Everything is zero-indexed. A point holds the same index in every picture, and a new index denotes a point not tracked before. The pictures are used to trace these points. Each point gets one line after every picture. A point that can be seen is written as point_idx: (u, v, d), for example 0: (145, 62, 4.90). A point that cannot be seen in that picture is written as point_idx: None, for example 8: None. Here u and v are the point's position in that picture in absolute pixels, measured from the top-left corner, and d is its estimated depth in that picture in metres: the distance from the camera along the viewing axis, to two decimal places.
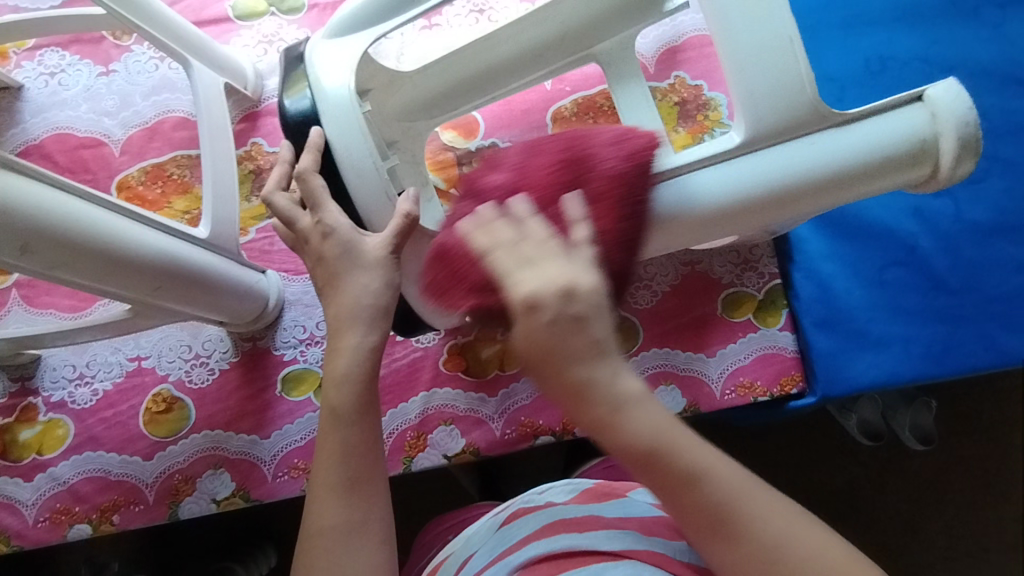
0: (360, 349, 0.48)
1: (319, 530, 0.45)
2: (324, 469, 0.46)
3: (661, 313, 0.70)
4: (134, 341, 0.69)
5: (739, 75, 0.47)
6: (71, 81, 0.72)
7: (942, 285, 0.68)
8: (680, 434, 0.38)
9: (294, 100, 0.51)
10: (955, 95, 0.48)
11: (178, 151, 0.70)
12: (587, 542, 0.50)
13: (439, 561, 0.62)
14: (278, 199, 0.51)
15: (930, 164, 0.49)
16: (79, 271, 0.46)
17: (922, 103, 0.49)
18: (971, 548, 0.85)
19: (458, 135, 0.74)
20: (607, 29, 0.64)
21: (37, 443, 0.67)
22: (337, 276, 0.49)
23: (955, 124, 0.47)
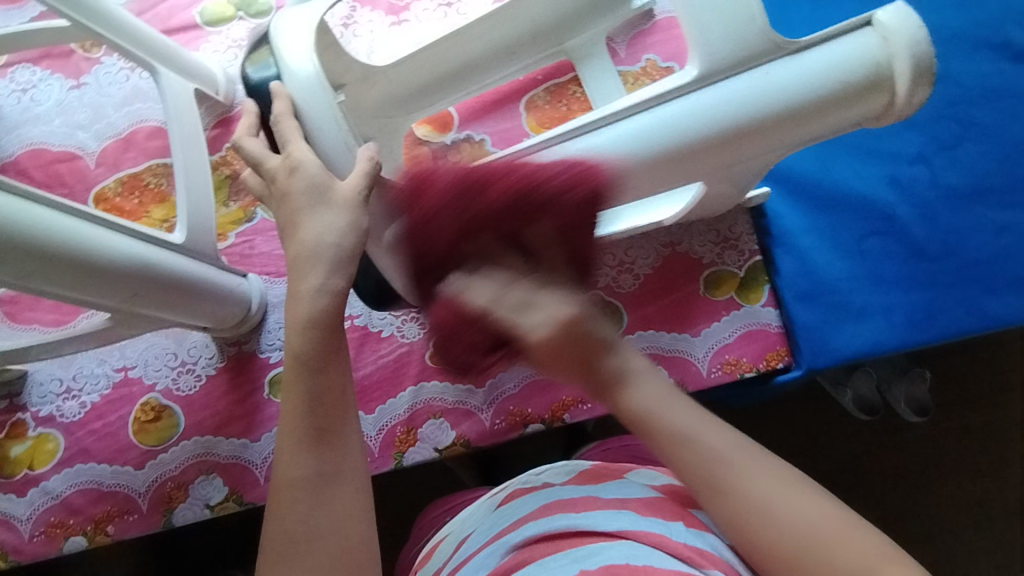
0: (322, 290, 0.43)
1: (286, 483, 0.42)
2: (290, 422, 0.43)
3: (644, 295, 0.70)
4: (120, 351, 0.69)
5: (690, 19, 0.44)
6: (44, 96, 0.72)
7: (922, 253, 0.68)
8: (703, 444, 0.38)
9: (257, 69, 0.50)
10: (906, 14, 0.42)
11: (153, 160, 0.71)
12: (585, 521, 0.50)
13: (436, 541, 0.62)
14: (247, 143, 0.49)
15: (887, 92, 0.43)
16: (52, 280, 0.46)
17: (872, 28, 0.43)
18: (973, 517, 0.85)
19: (432, 129, 0.74)
20: (575, 26, 0.66)
21: (28, 458, 0.67)
22: (300, 215, 0.45)
23: (908, 43, 0.41)
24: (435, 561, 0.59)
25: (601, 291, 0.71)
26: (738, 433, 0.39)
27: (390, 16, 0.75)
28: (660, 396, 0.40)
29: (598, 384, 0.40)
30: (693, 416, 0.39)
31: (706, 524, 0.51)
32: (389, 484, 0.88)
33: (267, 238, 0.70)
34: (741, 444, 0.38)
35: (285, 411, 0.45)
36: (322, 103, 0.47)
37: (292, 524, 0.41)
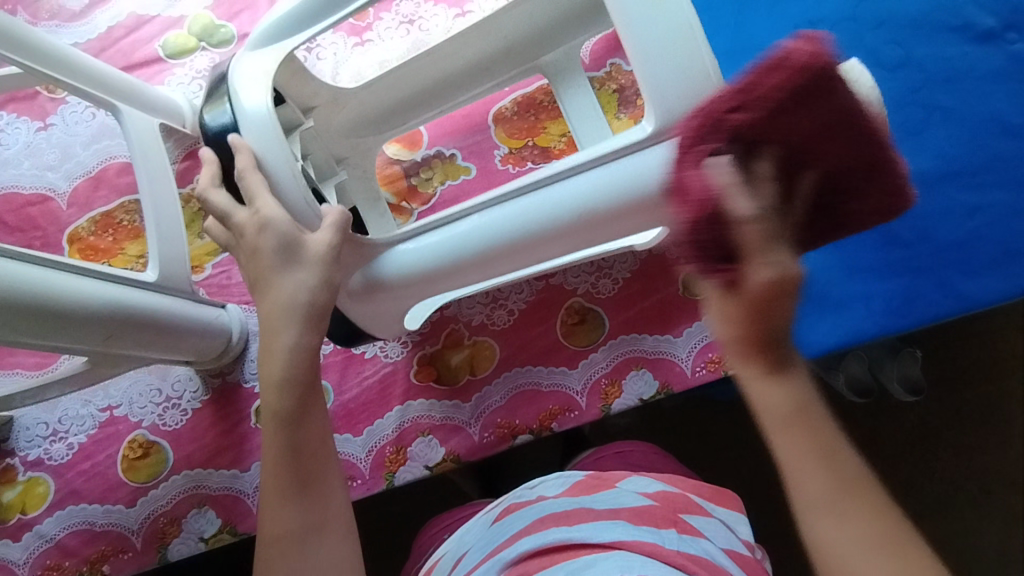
0: (295, 349, 0.48)
1: (276, 535, 0.47)
2: (273, 476, 0.48)
3: (624, 298, 0.70)
4: (104, 391, 0.69)
5: (643, 66, 0.45)
6: (11, 139, 0.72)
7: (896, 239, 0.68)
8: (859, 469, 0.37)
9: (212, 116, 0.50)
10: (862, 70, 0.46)
11: (125, 197, 0.70)
12: (580, 534, 0.51)
13: (433, 562, 0.62)
14: (215, 195, 0.51)
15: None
16: (22, 330, 0.46)
17: (828, 83, 0.47)
18: (973, 493, 0.85)
19: (403, 147, 0.74)
20: (550, 42, 0.64)
21: (20, 503, 0.67)
22: (271, 275, 0.48)
23: (863, 97, 0.45)
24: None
25: (581, 298, 0.71)
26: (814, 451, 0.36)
27: (354, 37, 0.75)
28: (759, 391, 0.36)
29: (772, 355, 0.36)
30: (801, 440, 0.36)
31: (698, 529, 0.54)
32: (386, 502, 0.89)
33: None
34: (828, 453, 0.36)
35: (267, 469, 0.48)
36: (279, 156, 0.48)
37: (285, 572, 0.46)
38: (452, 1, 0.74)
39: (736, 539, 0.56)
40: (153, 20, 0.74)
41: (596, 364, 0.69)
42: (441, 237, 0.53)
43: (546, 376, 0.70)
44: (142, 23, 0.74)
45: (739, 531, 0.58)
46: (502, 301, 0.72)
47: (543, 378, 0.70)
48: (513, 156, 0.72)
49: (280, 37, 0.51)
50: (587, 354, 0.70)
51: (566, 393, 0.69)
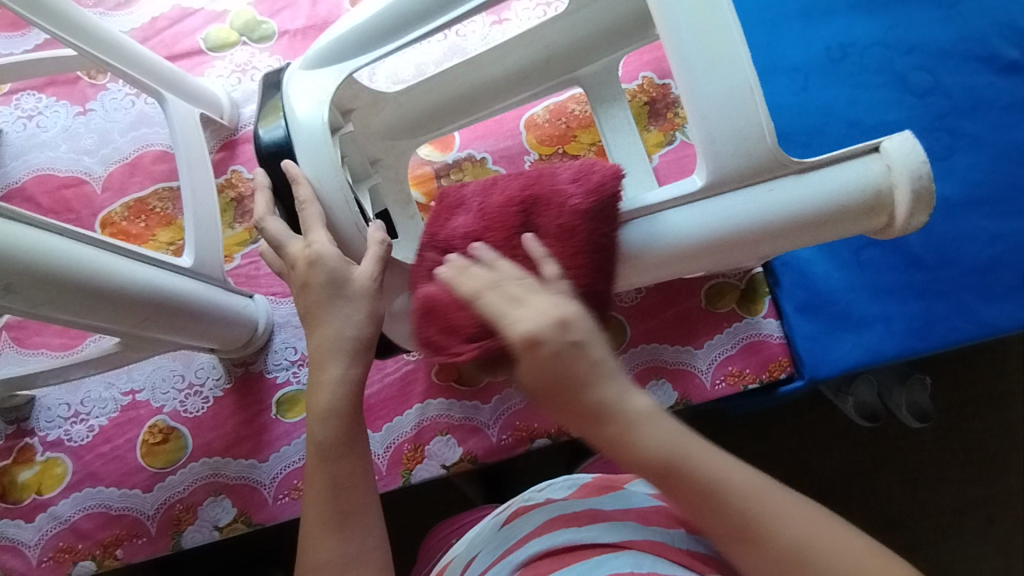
0: (343, 381, 0.49)
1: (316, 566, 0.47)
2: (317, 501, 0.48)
3: (647, 307, 0.71)
4: (127, 375, 0.70)
5: (699, 121, 0.46)
6: (49, 122, 0.73)
7: (919, 262, 0.69)
8: (696, 447, 0.40)
9: (267, 130, 0.52)
10: (909, 147, 0.46)
11: (159, 184, 0.71)
12: (587, 535, 0.50)
13: (444, 564, 0.63)
14: (271, 223, 0.51)
15: (886, 215, 0.48)
16: (64, 308, 0.46)
17: (879, 154, 0.47)
18: (974, 520, 0.83)
19: (435, 149, 0.75)
20: (590, 54, 0.66)
21: (36, 484, 0.67)
22: (320, 309, 0.49)
23: (909, 176, 0.45)
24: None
25: None
26: (673, 468, 0.39)
27: None
28: (639, 428, 0.39)
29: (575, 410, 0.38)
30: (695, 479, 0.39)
31: None
32: (395, 503, 0.88)
33: None
34: (675, 453, 0.39)
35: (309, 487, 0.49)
36: (332, 180, 0.50)
37: None
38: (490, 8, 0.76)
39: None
40: (196, 13, 0.76)
41: None
42: None
43: None
44: (185, 15, 0.76)
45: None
46: None
47: None
48: (542, 162, 0.73)
49: (335, 55, 0.52)
50: None
51: None
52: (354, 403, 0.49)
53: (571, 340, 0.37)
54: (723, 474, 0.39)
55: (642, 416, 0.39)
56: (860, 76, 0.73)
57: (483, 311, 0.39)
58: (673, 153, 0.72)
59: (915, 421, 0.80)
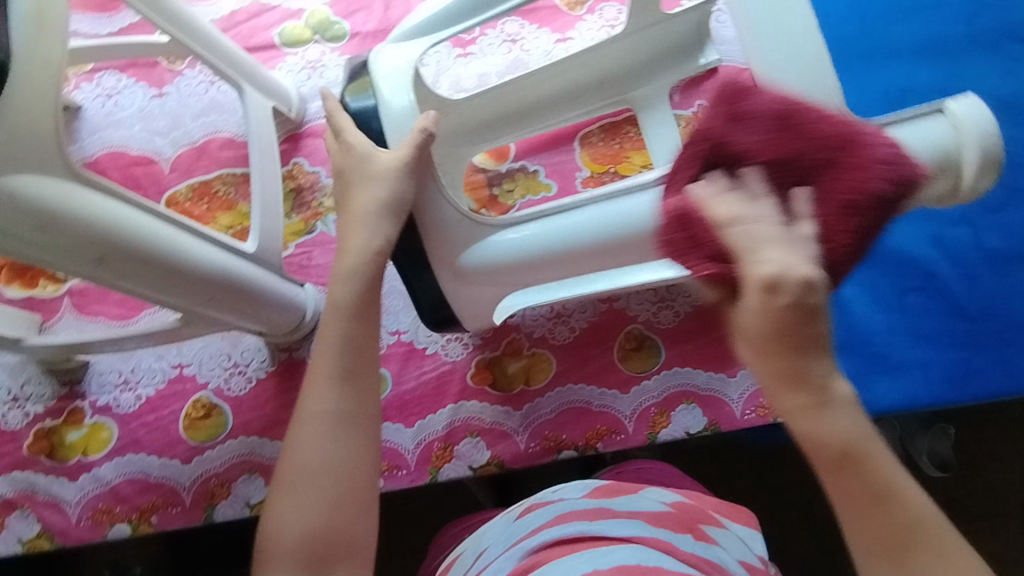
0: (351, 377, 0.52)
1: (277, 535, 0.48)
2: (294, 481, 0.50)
3: (682, 332, 0.72)
4: (177, 349, 0.72)
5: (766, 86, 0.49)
6: (127, 102, 0.77)
7: (961, 312, 0.69)
8: (876, 453, 0.38)
9: (356, 98, 0.56)
10: (976, 108, 0.47)
11: (224, 170, 0.74)
12: (597, 528, 0.51)
13: (452, 560, 0.61)
14: (336, 115, 0.56)
15: (953, 178, 0.47)
16: (143, 284, 0.49)
17: (944, 116, 0.47)
18: None
19: (489, 157, 0.77)
20: (644, 76, 0.71)
21: (83, 445, 0.70)
22: (352, 186, 0.54)
23: (977, 135, 0.46)
24: (456, 573, 0.58)
25: (640, 325, 0.73)
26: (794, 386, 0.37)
27: (457, 49, 0.78)
28: (813, 418, 0.38)
29: (806, 387, 0.37)
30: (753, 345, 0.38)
31: (714, 538, 0.53)
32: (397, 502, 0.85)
33: (325, 250, 0.73)
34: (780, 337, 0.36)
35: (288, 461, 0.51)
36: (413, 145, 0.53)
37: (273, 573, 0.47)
38: (555, 26, 0.78)
39: (750, 553, 0.54)
40: (273, 9, 0.79)
41: (647, 392, 0.71)
42: (549, 225, 0.56)
43: (597, 396, 0.71)
44: (263, 10, 0.79)
45: (754, 547, 0.56)
46: (565, 318, 0.74)
47: (594, 398, 0.71)
48: (593, 180, 0.75)
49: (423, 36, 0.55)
50: (639, 381, 0.71)
51: (615, 415, 0.70)
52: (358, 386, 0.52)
53: (814, 302, 0.35)
54: (897, 478, 0.38)
55: (833, 404, 0.38)
56: None
57: (730, 238, 0.37)
58: None
59: (937, 470, 0.79)
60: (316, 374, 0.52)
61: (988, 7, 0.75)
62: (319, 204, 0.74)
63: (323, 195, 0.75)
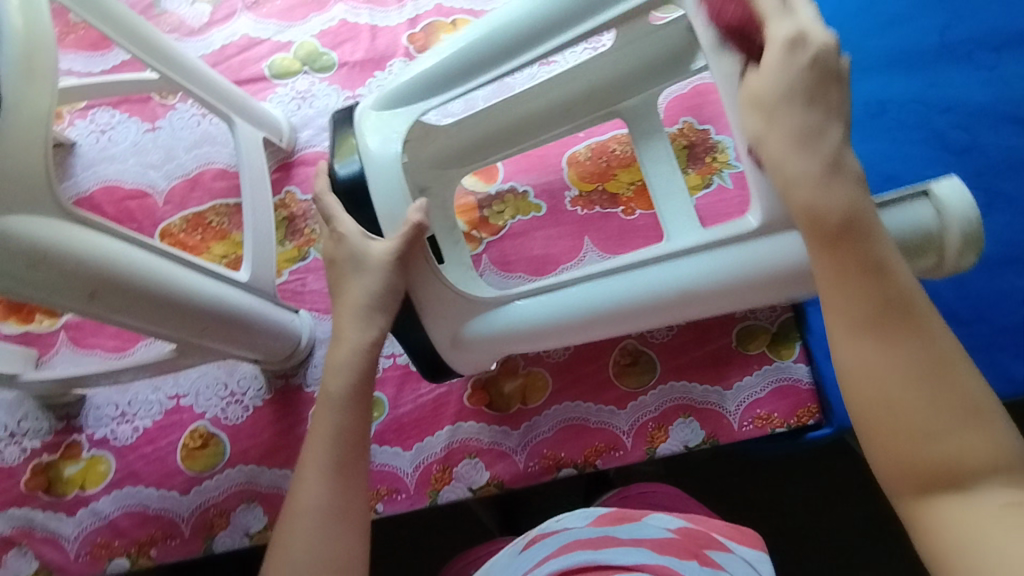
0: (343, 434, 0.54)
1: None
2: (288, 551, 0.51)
3: (676, 346, 0.72)
4: (174, 379, 0.73)
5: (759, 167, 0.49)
6: (121, 137, 0.78)
7: (952, 317, 0.70)
8: (906, 282, 0.44)
9: (343, 163, 0.56)
10: (959, 192, 0.52)
11: (217, 200, 0.75)
12: (604, 556, 0.50)
13: None
14: (325, 198, 0.57)
15: (936, 253, 0.52)
16: (137, 317, 0.49)
17: (929, 199, 0.52)
18: None
19: (479, 179, 0.78)
20: (632, 89, 0.67)
21: (80, 479, 0.70)
22: (344, 277, 0.57)
23: (960, 218, 0.51)
24: None
25: (634, 340, 0.73)
26: (877, 328, 0.42)
27: None
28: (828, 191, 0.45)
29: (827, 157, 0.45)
30: (852, 291, 0.43)
31: (720, 564, 0.52)
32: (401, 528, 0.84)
33: (319, 276, 0.74)
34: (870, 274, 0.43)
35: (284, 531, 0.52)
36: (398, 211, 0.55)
37: None
38: None
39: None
40: (263, 43, 0.81)
41: (645, 407, 0.71)
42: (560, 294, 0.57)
43: (594, 413, 0.71)
44: (253, 44, 0.81)
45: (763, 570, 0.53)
46: None
47: (591, 415, 0.71)
48: (582, 199, 0.76)
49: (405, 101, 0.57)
50: (635, 397, 0.71)
51: (614, 432, 0.70)
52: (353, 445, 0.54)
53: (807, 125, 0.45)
54: (927, 310, 0.43)
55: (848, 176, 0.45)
56: (897, 131, 0.75)
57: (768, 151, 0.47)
58: (711, 196, 0.74)
59: None
60: (326, 399, 0.55)
61: (961, 16, 0.77)
62: (312, 231, 0.75)
63: (315, 222, 0.75)
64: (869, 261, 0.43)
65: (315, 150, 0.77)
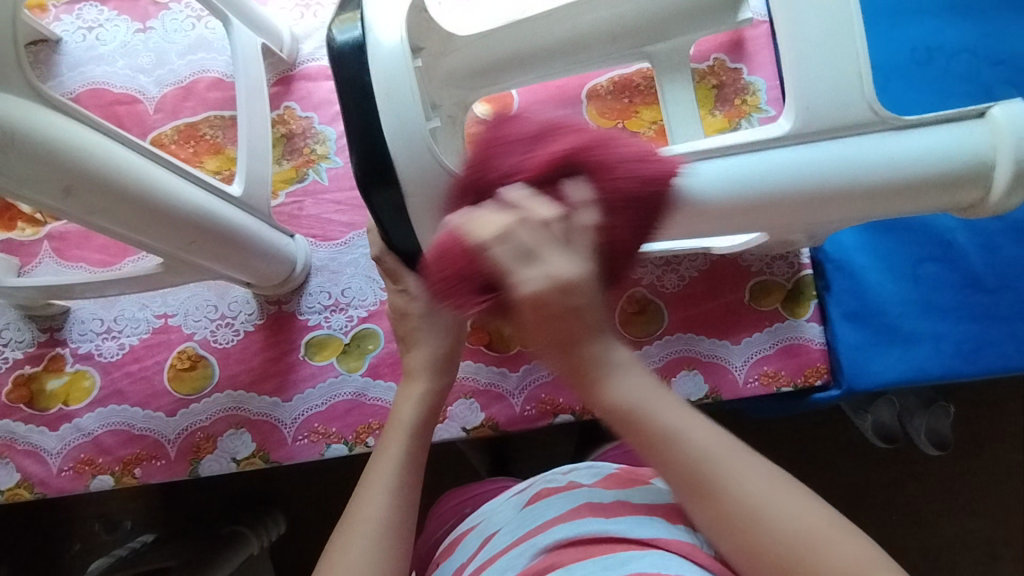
0: (424, 398, 0.55)
1: (360, 519, 0.47)
2: (385, 468, 0.50)
3: (687, 297, 0.69)
4: (162, 299, 0.70)
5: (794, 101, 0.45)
6: (109, 36, 0.72)
7: (978, 284, 0.67)
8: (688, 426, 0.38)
9: (341, 29, 0.47)
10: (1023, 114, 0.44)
11: (211, 112, 0.70)
12: (615, 528, 0.47)
13: (464, 529, 0.58)
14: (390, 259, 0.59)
15: (980, 188, 0.46)
16: (117, 221, 0.46)
17: (984, 120, 0.45)
18: (972, 551, 0.83)
19: (492, 108, 0.73)
20: (672, 28, 0.64)
21: (64, 394, 0.68)
22: (416, 332, 0.58)
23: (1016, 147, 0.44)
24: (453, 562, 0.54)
25: (644, 288, 0.70)
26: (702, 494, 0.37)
27: None
28: (610, 357, 0.38)
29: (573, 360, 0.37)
30: (682, 454, 0.37)
31: None
32: None
33: (317, 201, 0.70)
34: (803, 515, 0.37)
35: (369, 462, 0.51)
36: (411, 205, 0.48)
37: (346, 559, 0.44)
38: None
39: None
40: None
41: (648, 357, 0.68)
42: None
43: None
44: None
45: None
46: None
47: None
48: None
49: None
50: (640, 346, 0.69)
51: None
52: (429, 419, 0.55)
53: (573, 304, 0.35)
54: (726, 477, 0.37)
55: (623, 365, 0.38)
56: (944, 81, 0.70)
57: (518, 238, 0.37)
58: None
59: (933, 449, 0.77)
60: (397, 423, 0.53)
61: None
62: (312, 151, 0.71)
63: (316, 142, 0.71)
64: (700, 448, 0.37)
65: (318, 64, 0.72)
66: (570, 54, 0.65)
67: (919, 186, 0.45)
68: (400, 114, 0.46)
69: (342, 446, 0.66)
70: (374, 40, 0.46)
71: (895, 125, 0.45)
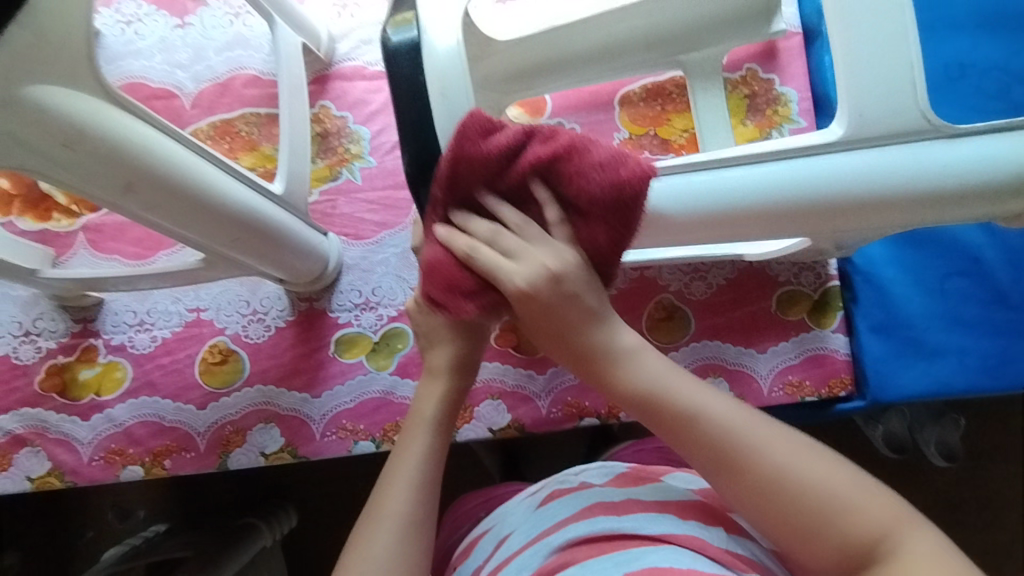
0: (448, 396, 0.57)
1: (387, 513, 0.52)
2: (404, 468, 0.53)
3: (716, 305, 0.70)
4: (195, 292, 0.70)
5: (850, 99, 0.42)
6: (147, 31, 0.73)
7: (1003, 300, 0.67)
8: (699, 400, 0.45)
9: (397, 32, 0.47)
10: None
11: (247, 109, 0.71)
12: (628, 524, 0.48)
13: (474, 536, 0.58)
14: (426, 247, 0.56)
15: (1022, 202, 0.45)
16: (170, 218, 0.47)
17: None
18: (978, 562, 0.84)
19: (524, 112, 0.73)
20: (712, 37, 0.64)
21: (96, 385, 0.69)
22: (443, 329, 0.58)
23: None
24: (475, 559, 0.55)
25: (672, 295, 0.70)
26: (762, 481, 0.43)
27: None
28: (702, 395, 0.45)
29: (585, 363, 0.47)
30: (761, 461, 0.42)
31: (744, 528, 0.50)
32: None
33: (350, 200, 0.71)
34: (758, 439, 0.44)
35: (392, 459, 0.55)
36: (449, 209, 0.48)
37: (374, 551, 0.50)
38: None
39: None
40: None
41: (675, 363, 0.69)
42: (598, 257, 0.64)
43: None
44: None
45: None
46: None
47: None
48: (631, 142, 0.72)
49: None
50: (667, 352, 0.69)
51: None
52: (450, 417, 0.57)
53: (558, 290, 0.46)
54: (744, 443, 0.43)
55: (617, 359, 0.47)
56: (976, 99, 0.70)
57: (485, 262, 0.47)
58: None
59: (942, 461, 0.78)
60: (419, 419, 0.56)
61: None
62: (346, 150, 0.72)
63: (350, 141, 0.72)
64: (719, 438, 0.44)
65: (354, 63, 0.73)
66: (606, 60, 0.66)
67: (978, 195, 0.43)
68: (454, 112, 0.46)
69: (370, 443, 0.66)
70: (430, 44, 0.46)
71: (950, 134, 0.42)
